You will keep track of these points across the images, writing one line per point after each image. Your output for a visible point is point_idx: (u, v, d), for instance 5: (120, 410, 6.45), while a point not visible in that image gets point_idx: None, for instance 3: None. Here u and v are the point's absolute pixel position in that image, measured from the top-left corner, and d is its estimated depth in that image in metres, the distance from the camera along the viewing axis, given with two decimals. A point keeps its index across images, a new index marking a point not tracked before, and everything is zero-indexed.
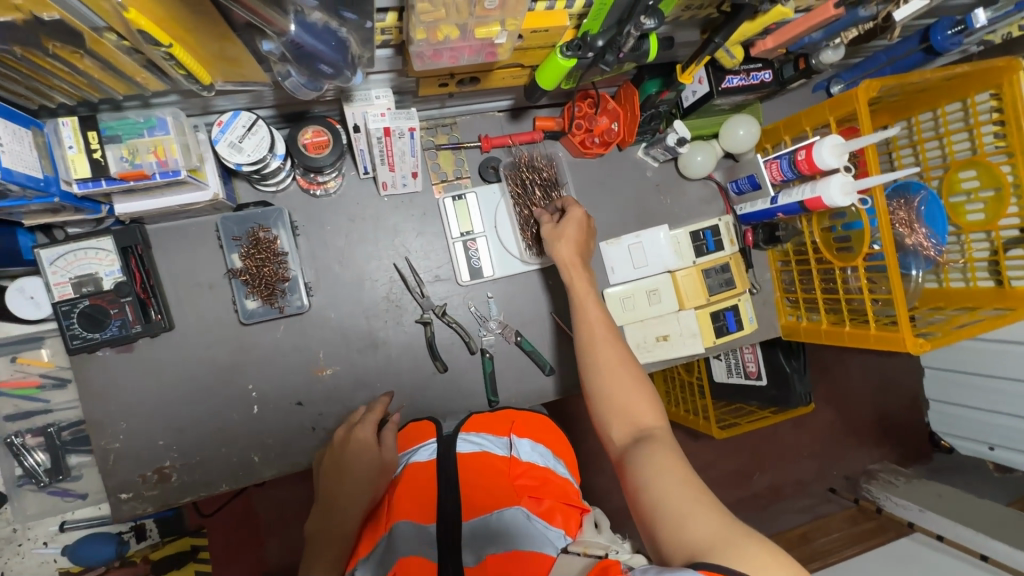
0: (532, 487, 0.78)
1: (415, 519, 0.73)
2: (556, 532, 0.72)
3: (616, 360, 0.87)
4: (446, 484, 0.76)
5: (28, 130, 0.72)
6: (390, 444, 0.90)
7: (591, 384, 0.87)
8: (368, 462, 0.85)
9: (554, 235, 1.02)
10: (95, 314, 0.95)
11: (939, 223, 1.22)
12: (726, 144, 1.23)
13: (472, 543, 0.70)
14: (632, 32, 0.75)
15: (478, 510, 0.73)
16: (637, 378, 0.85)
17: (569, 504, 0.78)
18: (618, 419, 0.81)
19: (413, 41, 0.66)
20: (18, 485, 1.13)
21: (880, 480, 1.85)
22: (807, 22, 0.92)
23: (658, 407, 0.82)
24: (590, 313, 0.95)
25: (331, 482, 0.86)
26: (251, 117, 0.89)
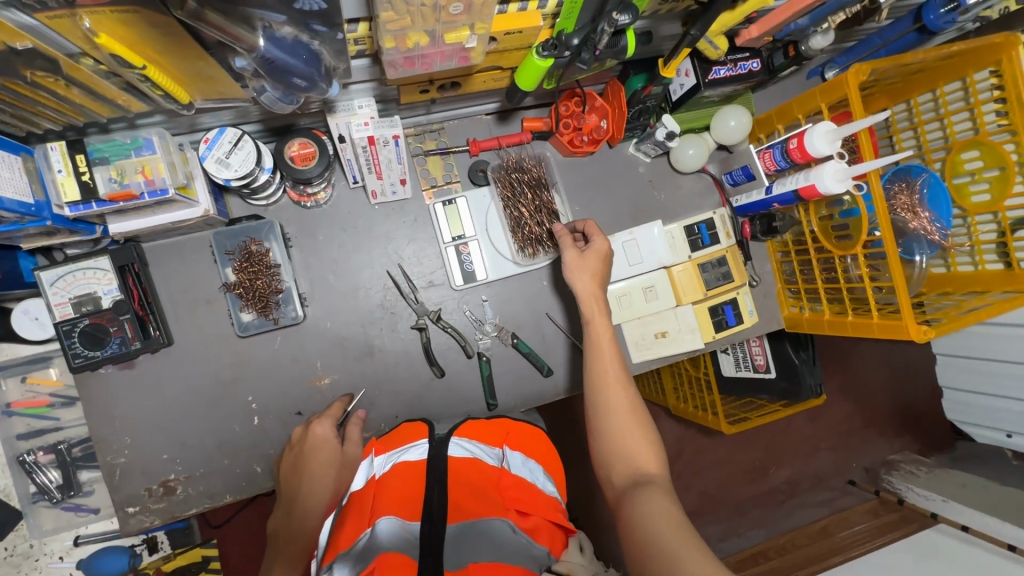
0: (521, 500, 0.78)
1: (402, 515, 0.75)
2: (541, 549, 0.72)
3: (626, 402, 0.88)
4: (435, 488, 0.77)
5: (17, 156, 0.74)
6: (352, 435, 0.97)
7: (598, 423, 0.88)
8: (332, 456, 0.91)
9: (578, 262, 1.01)
10: (95, 333, 0.96)
11: (945, 206, 1.19)
12: (717, 136, 1.21)
13: (453, 545, 0.70)
14: (606, 29, 0.74)
15: (465, 515, 0.74)
16: (643, 422, 0.86)
17: (556, 523, 0.77)
18: (620, 463, 0.83)
19: (384, 50, 0.66)
20: (33, 502, 1.16)
21: (902, 471, 1.82)
22: (790, 8, 0.90)
23: (660, 455, 0.84)
24: (605, 348, 0.95)
25: (294, 478, 0.89)
26: (236, 133, 0.90)
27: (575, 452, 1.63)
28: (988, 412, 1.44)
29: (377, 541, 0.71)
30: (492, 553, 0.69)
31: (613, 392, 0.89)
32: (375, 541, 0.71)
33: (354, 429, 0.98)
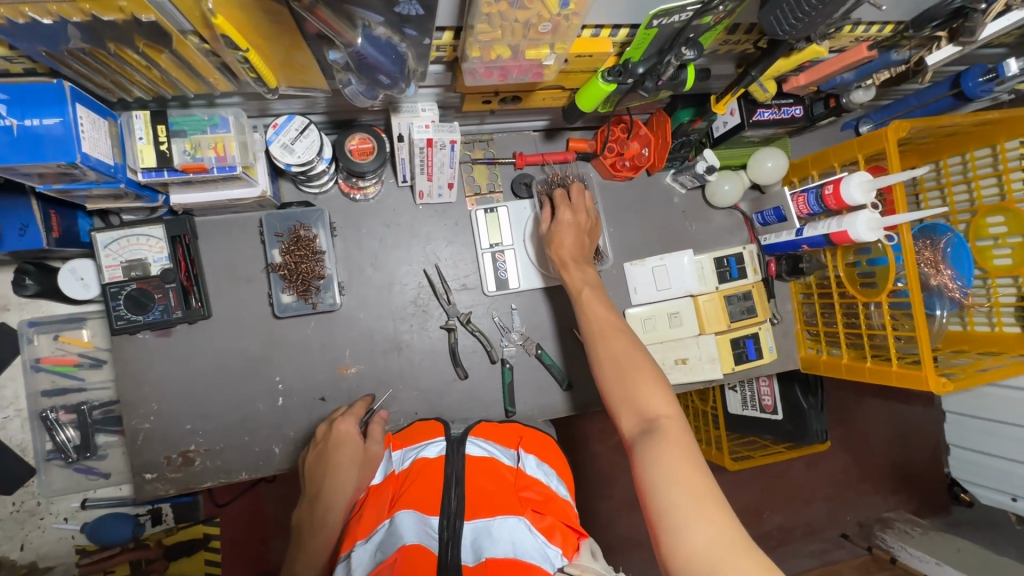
0: (536, 501, 0.76)
1: (419, 511, 0.71)
2: (554, 551, 0.70)
3: (625, 355, 0.86)
4: (452, 480, 0.75)
5: (105, 120, 0.77)
6: (375, 433, 0.96)
7: (601, 377, 0.87)
8: (354, 454, 0.91)
9: (551, 233, 1.06)
10: (140, 297, 0.99)
11: (966, 264, 1.23)
12: (753, 175, 1.26)
13: (472, 542, 0.68)
14: (672, 61, 0.80)
15: (485, 512, 0.71)
16: (646, 368, 0.84)
17: (570, 525, 0.75)
18: (626, 409, 0.81)
19: (468, 58, 0.71)
20: (47, 459, 1.17)
21: (896, 530, 1.82)
22: (839, 62, 0.95)
23: (670, 396, 0.80)
24: (592, 309, 0.96)
25: (316, 477, 0.90)
26: (304, 121, 0.95)
27: (577, 473, 1.64)
28: (994, 474, 1.44)
29: (397, 532, 0.68)
30: (509, 549, 0.66)
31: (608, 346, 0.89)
32: (394, 531, 0.69)
33: (377, 428, 0.97)
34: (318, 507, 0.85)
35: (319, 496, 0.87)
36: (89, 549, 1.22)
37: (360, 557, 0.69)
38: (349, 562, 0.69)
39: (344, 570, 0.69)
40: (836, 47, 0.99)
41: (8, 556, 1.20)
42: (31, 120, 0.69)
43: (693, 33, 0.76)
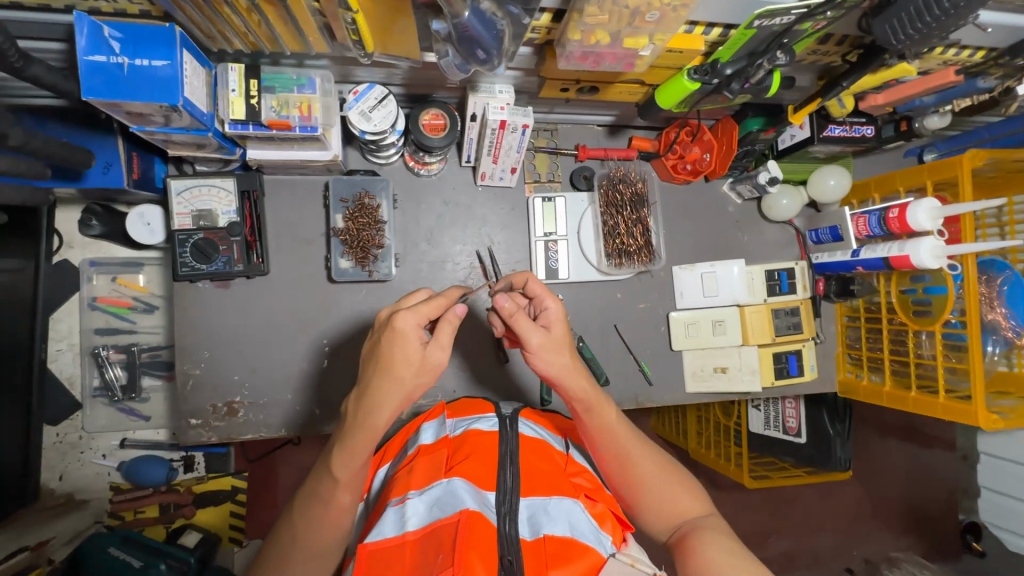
0: (588, 487, 0.77)
1: (475, 484, 0.71)
2: (606, 538, 0.71)
3: (653, 462, 0.83)
4: (506, 459, 0.75)
5: (204, 69, 0.80)
6: (443, 341, 0.71)
7: (624, 488, 0.82)
8: (409, 364, 0.68)
9: (545, 348, 0.79)
10: (206, 247, 1.02)
11: (1022, 305, 1.19)
12: (814, 192, 1.25)
13: (528, 518, 0.69)
14: (764, 64, 0.78)
15: (541, 491, 0.72)
16: (675, 471, 0.83)
17: (617, 515, 0.77)
18: (658, 512, 0.81)
19: (567, 41, 0.72)
20: (92, 396, 1.23)
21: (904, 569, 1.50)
22: (923, 84, 0.93)
23: (698, 493, 0.83)
24: (608, 422, 0.82)
25: (359, 380, 0.71)
26: (383, 91, 0.96)
27: None
28: None
29: (457, 495, 0.68)
30: (566, 529, 0.68)
31: (638, 457, 0.82)
32: (453, 493, 0.69)
33: (448, 331, 0.71)
34: (354, 439, 0.69)
35: (352, 424, 0.70)
36: (123, 488, 1.25)
37: (415, 509, 0.69)
38: (400, 510, 0.70)
39: (395, 518, 0.69)
40: (922, 68, 0.97)
41: (47, 485, 1.22)
42: (142, 60, 0.71)
43: (790, 37, 0.75)
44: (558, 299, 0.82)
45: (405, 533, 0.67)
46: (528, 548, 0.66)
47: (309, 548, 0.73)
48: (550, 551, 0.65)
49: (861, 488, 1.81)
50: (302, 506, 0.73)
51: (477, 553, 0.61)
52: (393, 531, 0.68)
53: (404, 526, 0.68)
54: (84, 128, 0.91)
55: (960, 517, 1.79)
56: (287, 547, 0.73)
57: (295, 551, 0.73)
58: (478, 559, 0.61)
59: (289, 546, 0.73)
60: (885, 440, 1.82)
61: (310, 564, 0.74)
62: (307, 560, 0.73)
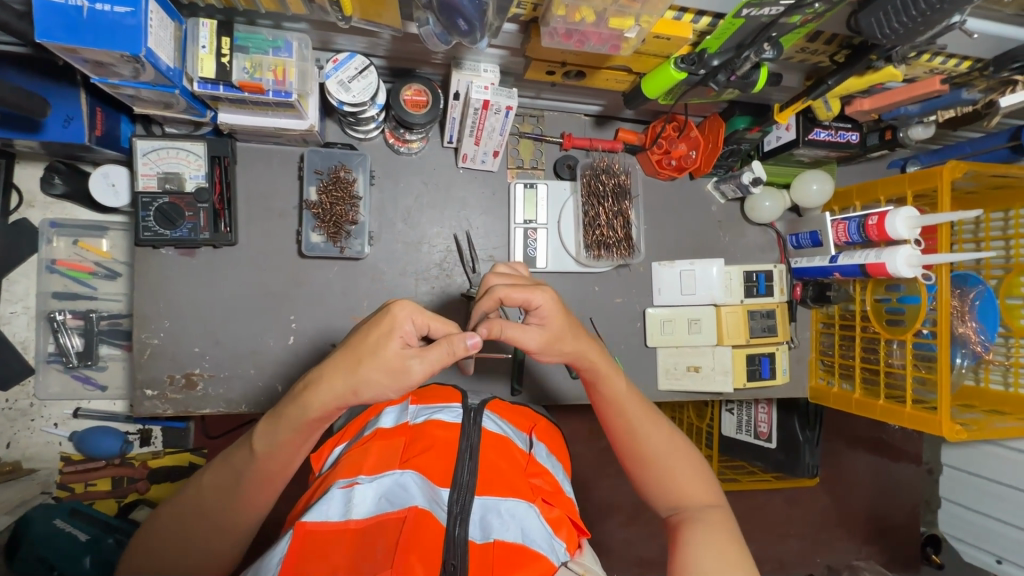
0: (546, 491, 0.75)
1: (428, 480, 0.69)
2: (559, 544, 0.69)
3: (665, 439, 0.81)
4: (465, 455, 0.73)
5: (172, 22, 0.77)
6: (428, 357, 0.62)
7: (631, 458, 0.81)
8: (380, 363, 0.61)
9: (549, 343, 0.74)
10: (170, 212, 0.98)
11: (992, 319, 1.17)
12: (797, 198, 1.24)
13: (480, 519, 0.67)
14: (751, 57, 0.77)
15: (497, 490, 0.70)
16: (688, 456, 0.81)
17: (573, 521, 0.75)
18: (660, 490, 0.80)
19: (551, 17, 0.70)
20: (46, 361, 1.17)
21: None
22: (907, 92, 0.93)
23: (707, 481, 0.80)
24: (620, 393, 0.80)
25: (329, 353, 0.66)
26: (364, 62, 0.93)
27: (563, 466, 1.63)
28: (981, 532, 1.44)
29: (409, 490, 0.66)
30: (518, 534, 0.65)
31: (651, 436, 0.80)
32: (404, 487, 0.67)
33: (438, 354, 0.62)
34: (284, 412, 0.66)
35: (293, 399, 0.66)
36: (75, 459, 1.21)
37: (363, 496, 0.66)
38: (347, 494, 0.66)
39: (342, 501, 0.66)
40: (908, 75, 0.97)
41: None
42: (102, 4, 0.67)
43: (777, 31, 0.73)
44: (547, 292, 0.72)
45: (348, 520, 0.64)
46: (476, 551, 0.63)
47: (215, 519, 0.70)
48: (497, 557, 0.62)
49: (828, 498, 1.81)
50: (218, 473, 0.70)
51: (419, 554, 0.59)
52: (337, 514, 0.64)
53: (348, 512, 0.64)
54: (46, 78, 0.87)
55: (921, 530, 1.81)
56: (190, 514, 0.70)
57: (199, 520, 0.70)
58: (419, 561, 0.58)
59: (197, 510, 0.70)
60: (855, 453, 1.81)
61: (214, 537, 0.71)
62: (210, 531, 0.71)
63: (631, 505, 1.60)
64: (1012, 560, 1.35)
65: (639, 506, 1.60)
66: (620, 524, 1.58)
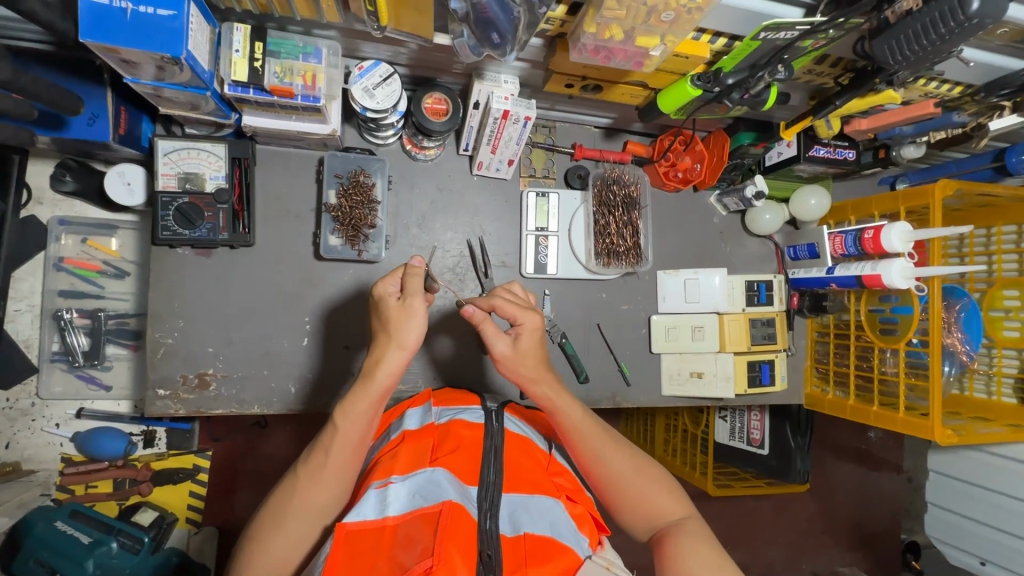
0: (568, 488, 0.77)
1: (458, 478, 0.71)
2: (584, 539, 0.71)
3: (626, 460, 0.83)
4: (491, 454, 0.75)
5: (208, 25, 0.78)
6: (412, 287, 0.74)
7: (599, 485, 0.82)
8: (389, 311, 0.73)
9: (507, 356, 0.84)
10: (190, 212, 0.98)
11: (977, 330, 1.23)
12: (796, 211, 1.29)
13: (509, 515, 0.69)
14: (764, 77, 0.82)
15: (523, 488, 0.72)
16: (653, 473, 0.82)
17: (594, 518, 0.77)
18: (637, 513, 0.80)
19: (582, 34, 0.73)
20: (50, 361, 1.16)
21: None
22: (904, 113, 0.99)
23: (677, 493, 0.82)
24: (573, 420, 0.83)
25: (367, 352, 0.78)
26: (389, 70, 0.95)
27: None
28: (966, 536, 1.49)
29: (440, 485, 0.67)
30: (547, 528, 0.67)
31: (611, 459, 0.82)
32: (436, 483, 0.68)
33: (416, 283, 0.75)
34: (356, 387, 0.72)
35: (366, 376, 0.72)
36: (76, 460, 1.19)
37: (397, 495, 0.67)
38: (382, 494, 0.67)
39: (376, 501, 0.67)
40: (904, 97, 1.03)
41: None
42: (146, 7, 0.69)
43: (790, 54, 0.78)
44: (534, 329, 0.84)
45: (385, 518, 0.65)
46: (508, 544, 0.65)
47: (304, 511, 0.69)
48: (530, 548, 0.64)
49: (815, 505, 1.85)
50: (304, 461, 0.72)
51: (457, 546, 0.60)
52: (373, 513, 0.65)
53: (384, 510, 0.65)
54: (73, 76, 0.88)
55: (902, 536, 1.87)
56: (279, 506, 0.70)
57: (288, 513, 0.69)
58: (457, 552, 0.59)
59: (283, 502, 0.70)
60: (843, 460, 1.87)
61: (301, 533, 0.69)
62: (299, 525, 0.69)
63: None
64: (996, 563, 1.41)
65: None
66: (616, 529, 1.60)
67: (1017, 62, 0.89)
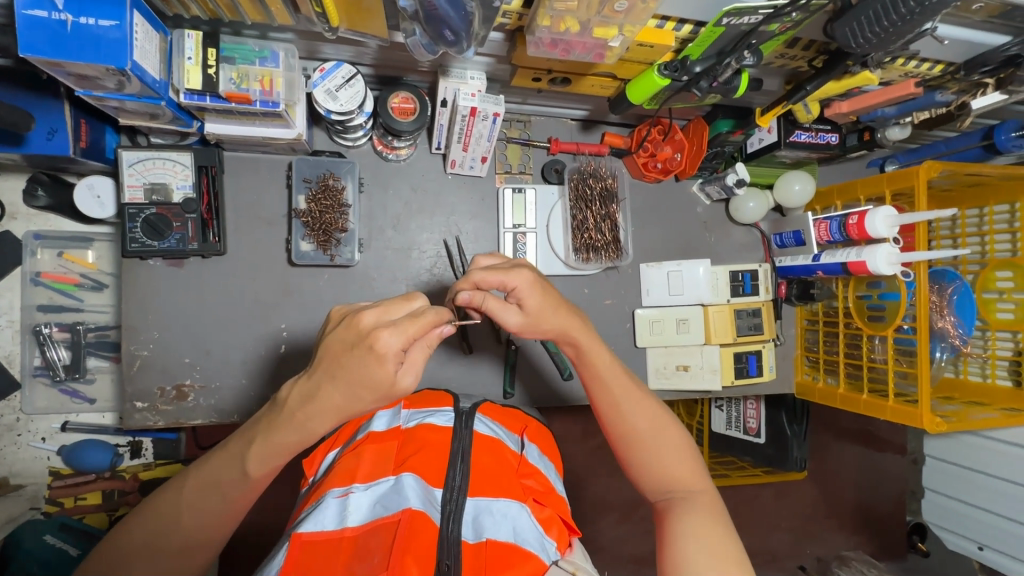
0: (538, 491, 0.75)
1: (423, 481, 0.70)
2: (550, 544, 0.70)
3: (653, 423, 0.81)
4: (457, 457, 0.74)
5: (157, 34, 0.77)
6: (413, 361, 0.62)
7: (620, 439, 0.81)
8: (374, 379, 0.59)
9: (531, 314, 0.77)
10: (157, 223, 0.97)
11: (970, 314, 1.19)
12: (780, 197, 1.26)
13: (473, 518, 0.67)
14: (732, 63, 0.79)
15: (489, 490, 0.70)
16: (675, 437, 0.81)
17: (563, 520, 0.76)
18: (652, 472, 0.80)
19: (537, 27, 0.71)
20: (32, 375, 1.16)
21: (853, 568, 1.53)
22: (884, 95, 0.95)
23: (695, 464, 0.81)
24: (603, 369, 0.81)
25: (316, 364, 0.62)
26: (352, 70, 0.93)
27: None
28: (965, 521, 1.48)
29: (402, 492, 0.66)
30: (509, 534, 0.66)
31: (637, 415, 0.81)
32: (398, 491, 0.67)
33: (419, 350, 0.63)
34: (275, 424, 0.65)
35: (281, 418, 0.64)
36: (63, 473, 1.20)
37: (358, 503, 0.66)
38: (342, 503, 0.67)
39: (337, 510, 0.66)
40: (885, 78, 0.99)
41: None
42: (87, 18, 0.68)
43: (757, 38, 0.76)
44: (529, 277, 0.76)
45: (344, 528, 0.64)
46: (469, 551, 0.64)
47: (189, 537, 0.69)
48: (489, 556, 0.63)
49: (815, 491, 1.83)
50: (193, 493, 0.68)
51: (415, 556, 0.59)
52: (332, 523, 0.65)
53: (343, 520, 0.65)
54: (26, 91, 0.87)
55: (905, 519, 1.84)
56: (163, 535, 0.68)
57: (174, 541, 0.68)
58: (415, 563, 0.58)
59: (175, 502, 0.68)
60: (842, 445, 1.85)
61: (184, 556, 0.69)
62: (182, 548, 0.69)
63: (624, 502, 1.61)
64: (994, 547, 1.39)
65: (634, 504, 1.61)
66: (612, 523, 1.60)
67: (999, 38, 0.85)
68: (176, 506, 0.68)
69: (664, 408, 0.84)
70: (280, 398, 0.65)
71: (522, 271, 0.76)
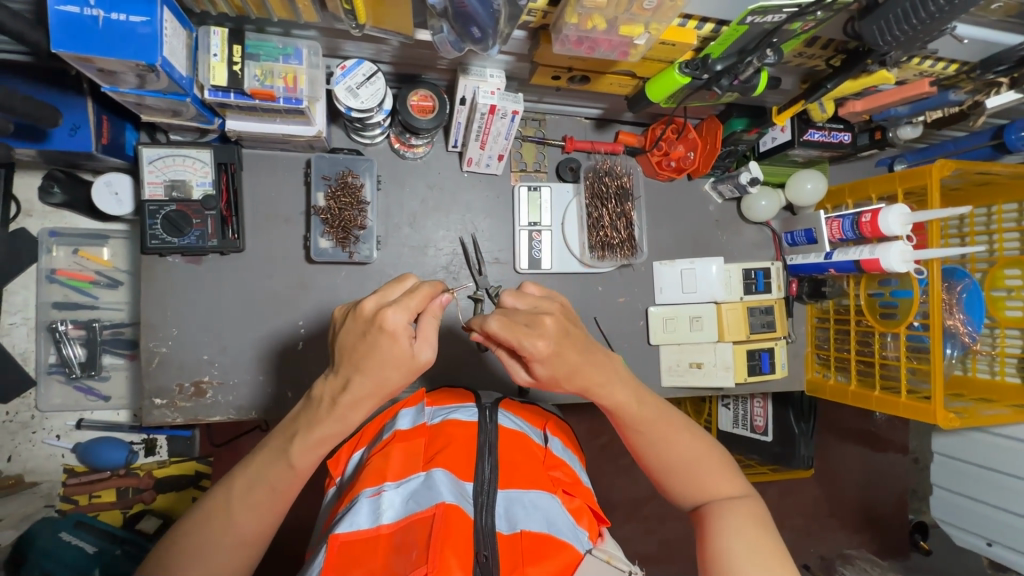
0: (566, 482, 0.76)
1: (453, 475, 0.70)
2: (582, 532, 0.71)
3: (684, 441, 0.80)
4: (485, 450, 0.74)
5: (184, 30, 0.77)
6: (426, 335, 0.65)
7: (652, 461, 0.81)
8: (390, 357, 0.62)
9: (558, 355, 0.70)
10: (177, 220, 0.97)
11: (979, 311, 1.20)
12: (792, 195, 1.27)
13: (505, 511, 0.68)
14: (754, 62, 0.80)
15: (519, 483, 0.71)
16: (709, 450, 0.81)
17: (593, 510, 0.76)
18: (688, 486, 0.79)
19: (564, 24, 0.72)
20: (47, 373, 1.17)
21: (855, 566, 1.54)
22: (898, 94, 0.96)
23: (730, 472, 0.80)
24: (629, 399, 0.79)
25: (337, 361, 0.66)
26: (372, 68, 0.93)
27: None
28: (973, 517, 1.49)
29: (434, 487, 0.66)
30: (543, 524, 0.67)
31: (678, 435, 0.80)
32: (430, 486, 0.67)
33: (430, 324, 0.66)
34: (326, 415, 0.66)
35: (319, 410, 0.67)
36: (78, 470, 1.20)
37: (391, 501, 0.67)
38: (375, 502, 0.67)
39: (370, 509, 0.66)
40: (899, 77, 1.00)
41: None
42: (118, 14, 0.68)
43: (779, 37, 0.76)
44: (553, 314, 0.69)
45: (379, 526, 0.65)
46: (504, 542, 0.64)
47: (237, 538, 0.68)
48: (525, 546, 0.63)
49: (822, 489, 1.84)
50: (244, 492, 0.68)
51: (453, 548, 0.59)
52: (367, 522, 0.65)
53: (378, 519, 0.65)
54: (51, 87, 0.87)
55: (910, 517, 1.85)
56: (212, 537, 0.67)
57: (222, 539, 0.67)
58: (454, 555, 0.59)
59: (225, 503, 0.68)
60: (848, 444, 1.86)
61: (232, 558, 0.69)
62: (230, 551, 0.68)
63: (634, 500, 1.62)
64: (1003, 543, 1.41)
65: (643, 501, 1.62)
66: (621, 521, 1.61)
67: (1014, 37, 0.86)
68: (227, 506, 0.68)
69: (693, 423, 0.84)
70: (314, 395, 0.68)
71: (546, 316, 0.69)
